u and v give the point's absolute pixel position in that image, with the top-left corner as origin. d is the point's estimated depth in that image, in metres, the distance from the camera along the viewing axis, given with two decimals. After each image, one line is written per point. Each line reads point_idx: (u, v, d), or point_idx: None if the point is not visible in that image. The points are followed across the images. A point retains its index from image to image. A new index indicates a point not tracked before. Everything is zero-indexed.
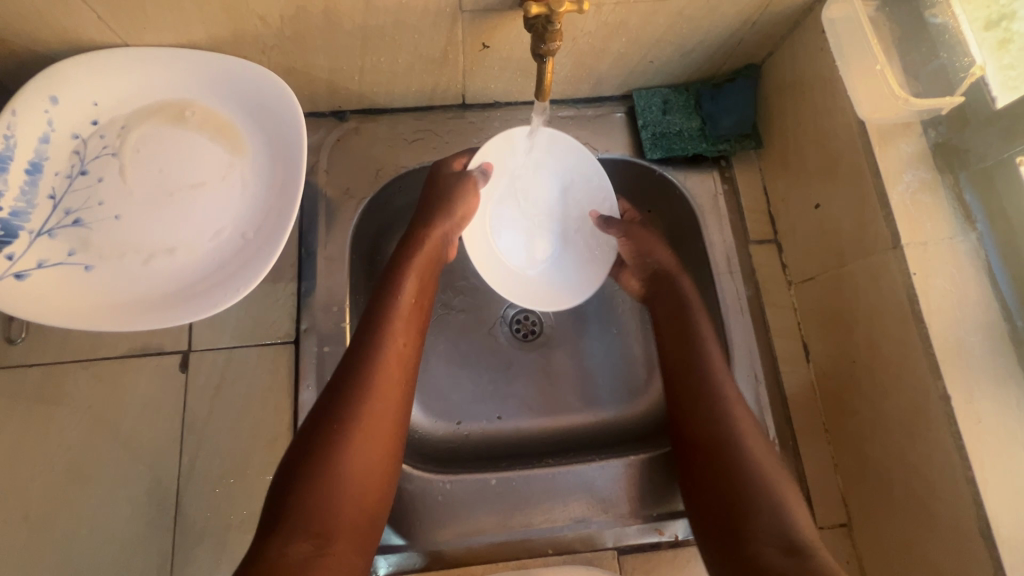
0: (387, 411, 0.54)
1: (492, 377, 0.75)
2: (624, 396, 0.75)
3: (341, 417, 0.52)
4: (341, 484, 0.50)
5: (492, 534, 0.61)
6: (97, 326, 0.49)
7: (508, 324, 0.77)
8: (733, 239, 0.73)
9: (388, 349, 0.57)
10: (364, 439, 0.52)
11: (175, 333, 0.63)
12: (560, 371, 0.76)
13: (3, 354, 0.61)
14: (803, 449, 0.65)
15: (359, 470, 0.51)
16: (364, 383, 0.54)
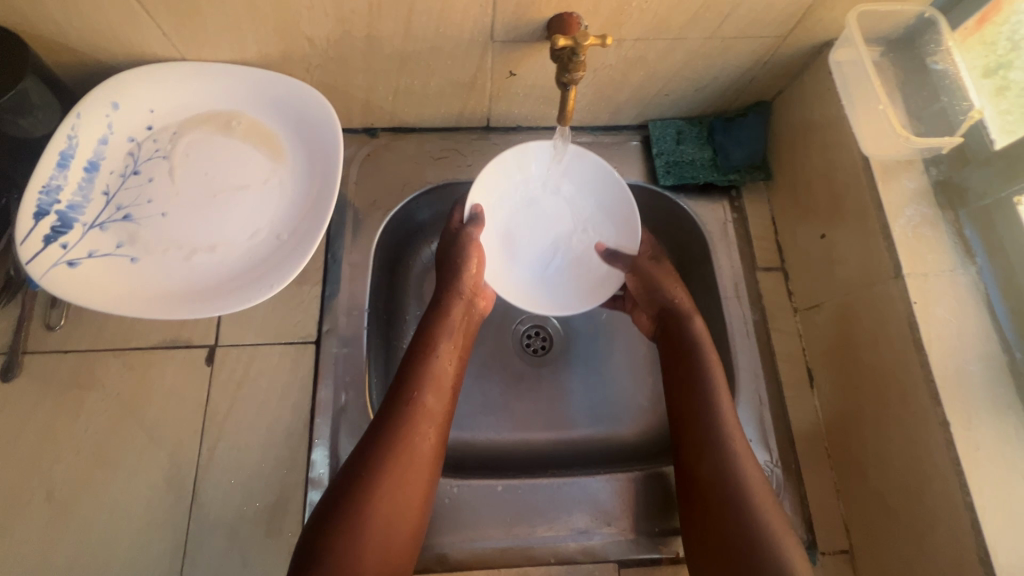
0: (411, 498, 0.57)
1: (502, 389, 0.77)
2: (631, 414, 0.77)
3: (377, 454, 0.56)
4: (378, 514, 0.54)
5: (495, 539, 0.62)
6: (137, 313, 0.52)
7: (519, 339, 0.80)
8: (741, 265, 0.75)
9: (416, 429, 0.59)
10: (382, 529, 0.54)
11: (204, 327, 0.67)
12: (567, 386, 0.78)
13: (42, 340, 0.65)
14: (806, 474, 0.66)
15: (393, 503, 0.55)
16: (384, 473, 0.56)
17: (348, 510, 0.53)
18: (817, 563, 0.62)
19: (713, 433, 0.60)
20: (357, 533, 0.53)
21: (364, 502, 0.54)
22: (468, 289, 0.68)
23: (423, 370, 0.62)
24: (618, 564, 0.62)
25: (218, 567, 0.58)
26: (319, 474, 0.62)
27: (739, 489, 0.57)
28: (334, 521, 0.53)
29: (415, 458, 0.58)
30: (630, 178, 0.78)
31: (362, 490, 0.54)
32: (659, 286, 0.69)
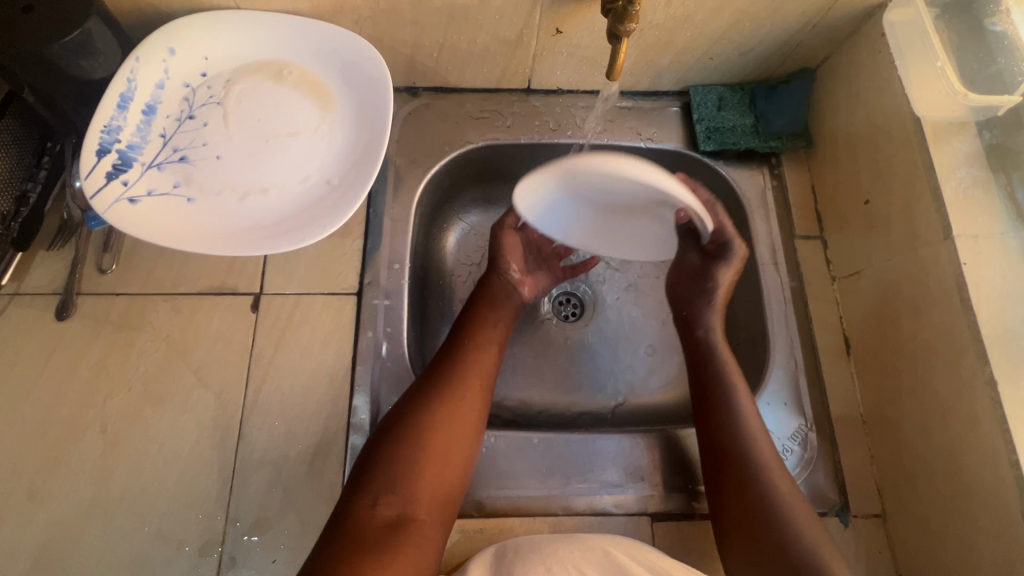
0: (460, 440, 0.58)
1: (535, 351, 0.78)
2: (662, 378, 0.78)
3: (420, 404, 0.59)
4: (422, 460, 0.56)
5: (532, 488, 0.63)
6: (196, 249, 0.53)
7: (551, 304, 0.81)
8: (779, 232, 0.75)
9: (464, 375, 0.62)
10: (433, 470, 0.56)
11: (250, 276, 0.68)
12: (599, 349, 0.79)
13: (95, 282, 0.67)
14: (840, 438, 0.66)
15: (438, 452, 0.57)
16: (431, 419, 0.58)
17: (393, 455, 0.55)
18: (850, 526, 0.62)
19: (733, 426, 0.61)
20: (411, 463, 0.55)
21: (411, 448, 0.56)
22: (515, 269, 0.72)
23: (474, 319, 0.67)
24: (651, 518, 0.63)
25: (262, 505, 0.60)
26: (360, 419, 0.64)
27: (761, 481, 0.57)
28: (389, 449, 0.56)
29: (459, 409, 0.59)
30: (669, 143, 0.78)
31: (415, 424, 0.57)
32: (694, 300, 0.71)
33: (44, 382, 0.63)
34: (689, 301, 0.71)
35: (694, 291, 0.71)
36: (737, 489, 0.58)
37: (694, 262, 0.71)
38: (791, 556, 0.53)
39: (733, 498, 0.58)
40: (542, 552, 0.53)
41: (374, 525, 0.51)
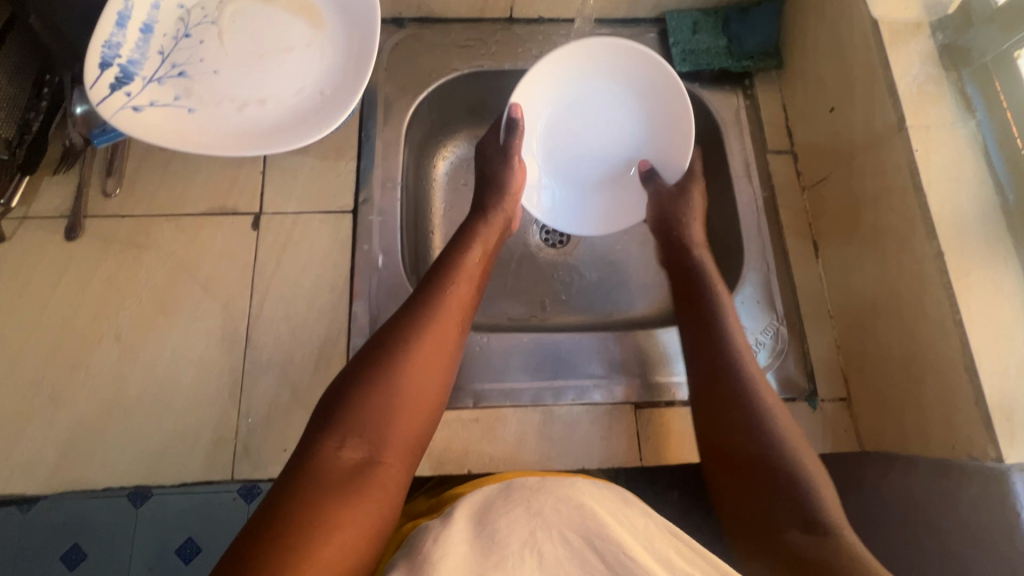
0: (428, 396, 0.55)
1: (524, 273, 0.83)
2: (645, 293, 0.82)
3: (395, 343, 0.55)
4: (397, 398, 0.52)
5: (524, 381, 0.67)
6: (202, 151, 0.57)
7: (539, 230, 0.85)
8: (752, 148, 0.79)
9: (433, 327, 0.57)
10: (404, 415, 0.52)
11: (250, 197, 0.71)
12: (586, 270, 0.83)
13: (99, 205, 0.70)
14: (809, 331, 0.71)
15: (413, 392, 0.53)
16: (406, 358, 0.54)
17: (363, 396, 0.51)
18: (817, 409, 0.68)
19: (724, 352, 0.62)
20: (378, 416, 0.51)
21: (386, 387, 0.52)
22: (497, 221, 0.71)
23: (450, 266, 0.63)
24: (634, 406, 0.67)
25: (271, 404, 0.64)
26: (360, 325, 0.68)
27: (753, 401, 0.59)
28: (353, 400, 0.51)
29: (438, 348, 0.57)
30: None
31: (382, 373, 0.53)
32: (677, 219, 0.73)
33: (57, 297, 0.66)
34: (682, 223, 0.73)
35: (671, 212, 0.73)
36: (730, 435, 0.58)
37: (668, 186, 0.74)
38: (783, 498, 0.53)
39: (734, 448, 0.58)
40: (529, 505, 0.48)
41: (341, 469, 0.47)
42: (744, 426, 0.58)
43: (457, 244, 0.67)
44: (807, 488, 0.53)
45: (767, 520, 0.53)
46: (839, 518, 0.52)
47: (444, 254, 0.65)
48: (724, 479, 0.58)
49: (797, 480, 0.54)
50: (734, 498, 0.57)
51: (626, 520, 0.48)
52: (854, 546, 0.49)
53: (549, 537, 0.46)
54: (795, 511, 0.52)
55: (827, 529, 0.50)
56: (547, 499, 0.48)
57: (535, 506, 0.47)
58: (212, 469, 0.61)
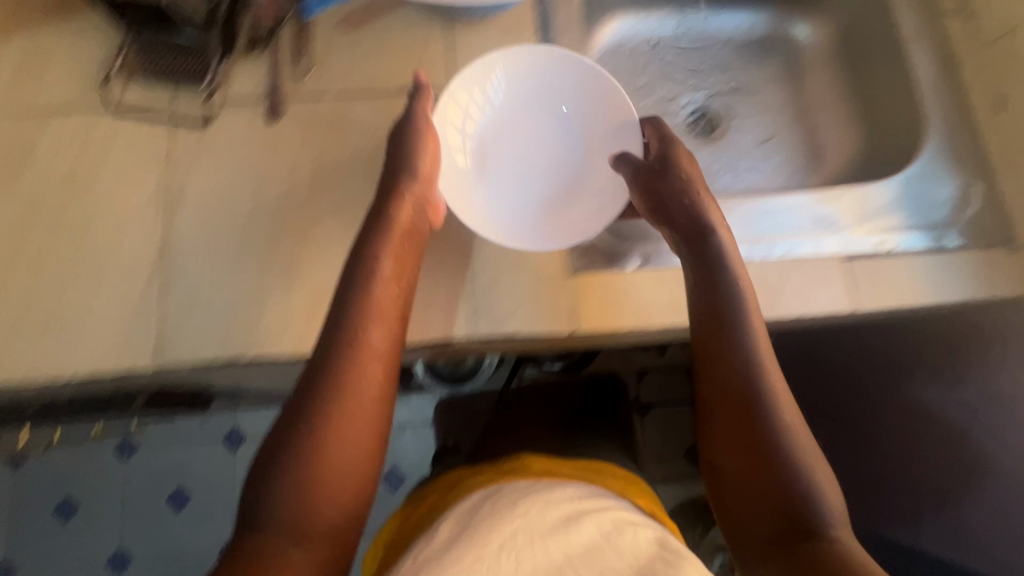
0: (360, 438, 0.53)
1: None
2: (787, 169, 0.89)
3: (308, 412, 0.53)
4: (319, 472, 0.51)
5: (732, 240, 0.69)
6: None
7: (683, 119, 0.92)
8: (924, 12, 0.79)
9: (359, 373, 0.54)
10: (327, 499, 0.51)
11: (441, 74, 0.72)
12: (729, 154, 0.90)
13: (295, 86, 0.70)
14: (998, 182, 0.72)
15: (338, 457, 0.52)
16: (325, 428, 0.52)
17: (291, 472, 0.51)
18: (1014, 251, 0.69)
19: (722, 327, 0.58)
20: (306, 483, 0.51)
21: (312, 463, 0.51)
22: (397, 224, 0.61)
23: (360, 312, 0.57)
24: (843, 257, 0.68)
25: (496, 266, 0.66)
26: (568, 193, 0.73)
27: (773, 433, 0.53)
28: (280, 476, 0.51)
29: (348, 408, 0.53)
30: None
31: (315, 443, 0.51)
32: (662, 192, 0.65)
33: (272, 176, 0.67)
34: (683, 208, 0.64)
35: (654, 183, 0.66)
36: (742, 480, 0.53)
37: (650, 165, 0.67)
38: (813, 540, 0.49)
39: (748, 486, 0.53)
40: (515, 510, 0.53)
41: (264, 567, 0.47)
42: (744, 448, 0.54)
43: (357, 268, 0.59)
44: (812, 517, 0.50)
45: (778, 531, 0.51)
46: (840, 524, 0.50)
47: (343, 291, 0.58)
48: (734, 508, 0.54)
49: (803, 520, 0.50)
50: (745, 545, 0.52)
51: (617, 541, 0.51)
52: (852, 555, 0.47)
53: (527, 542, 0.49)
54: (796, 519, 0.50)
55: (821, 533, 0.49)
56: (588, 526, 0.51)
57: (515, 516, 0.51)
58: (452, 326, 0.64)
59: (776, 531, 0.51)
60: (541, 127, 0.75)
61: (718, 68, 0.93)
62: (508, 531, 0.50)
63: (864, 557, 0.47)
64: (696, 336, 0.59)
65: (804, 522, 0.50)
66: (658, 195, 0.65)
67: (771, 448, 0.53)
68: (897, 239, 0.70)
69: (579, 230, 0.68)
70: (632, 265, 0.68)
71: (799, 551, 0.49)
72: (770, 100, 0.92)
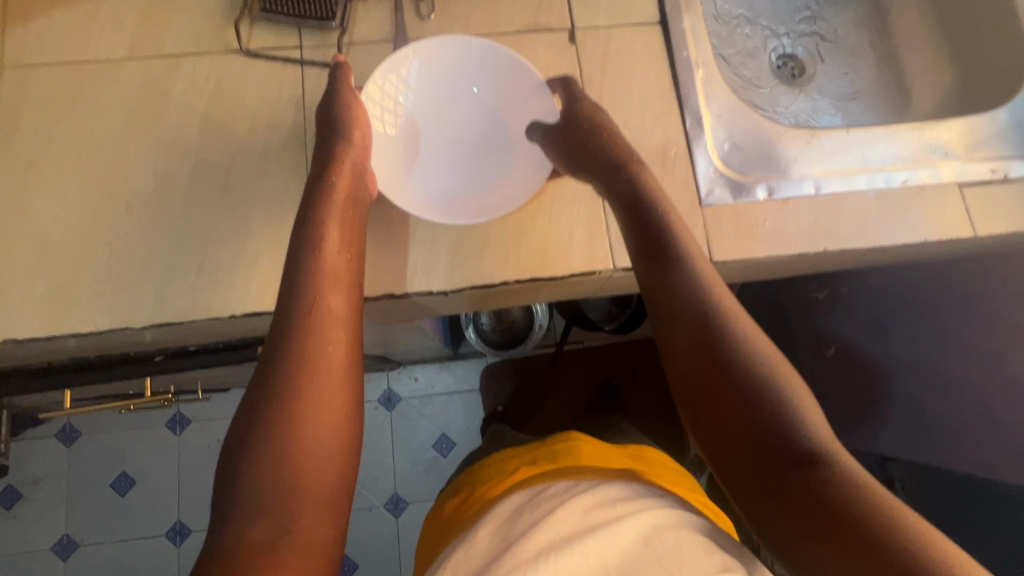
0: (331, 411, 0.48)
1: (765, 100, 0.91)
2: (878, 109, 0.91)
3: (289, 387, 0.47)
4: (300, 446, 0.45)
5: (854, 170, 0.70)
6: None
7: (773, 64, 0.93)
8: None
9: (323, 350, 0.49)
10: (310, 467, 0.46)
11: (561, 14, 0.72)
12: (819, 97, 0.92)
13: (418, 29, 0.70)
14: None
15: (315, 428, 0.46)
16: (292, 402, 0.46)
17: (246, 455, 0.45)
18: None
19: (663, 280, 0.55)
20: (281, 475, 0.44)
21: (284, 437, 0.45)
22: (338, 191, 0.58)
23: (306, 283, 0.52)
24: (959, 182, 0.70)
25: None
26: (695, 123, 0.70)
27: (743, 377, 0.49)
28: (258, 463, 0.45)
29: (326, 373, 0.48)
30: None
31: (296, 425, 0.46)
32: (578, 153, 0.63)
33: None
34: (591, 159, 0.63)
35: (575, 143, 0.64)
36: (723, 433, 0.49)
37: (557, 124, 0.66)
38: (798, 479, 0.45)
39: (732, 437, 0.49)
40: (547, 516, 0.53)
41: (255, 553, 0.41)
42: (727, 402, 0.49)
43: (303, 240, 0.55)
44: (790, 444, 0.47)
45: (767, 468, 0.47)
46: (830, 441, 0.47)
47: (293, 262, 0.53)
48: (733, 472, 0.49)
49: (792, 454, 0.46)
50: (747, 498, 0.48)
51: (657, 536, 0.51)
52: (847, 475, 0.45)
53: (578, 544, 0.49)
54: (785, 452, 0.47)
55: (813, 461, 0.46)
56: (627, 528, 0.51)
57: (550, 520, 0.52)
58: (592, 259, 0.65)
59: (768, 481, 0.46)
60: (452, 111, 0.72)
61: (802, 15, 0.95)
62: (545, 538, 0.50)
63: (862, 476, 0.45)
64: (653, 292, 0.56)
65: (785, 463, 0.46)
66: (567, 136, 0.65)
67: (749, 396, 0.49)
68: (1016, 164, 0.71)
69: (488, 208, 0.66)
70: (764, 196, 0.68)
71: (787, 489, 0.45)
72: (855, 46, 0.94)
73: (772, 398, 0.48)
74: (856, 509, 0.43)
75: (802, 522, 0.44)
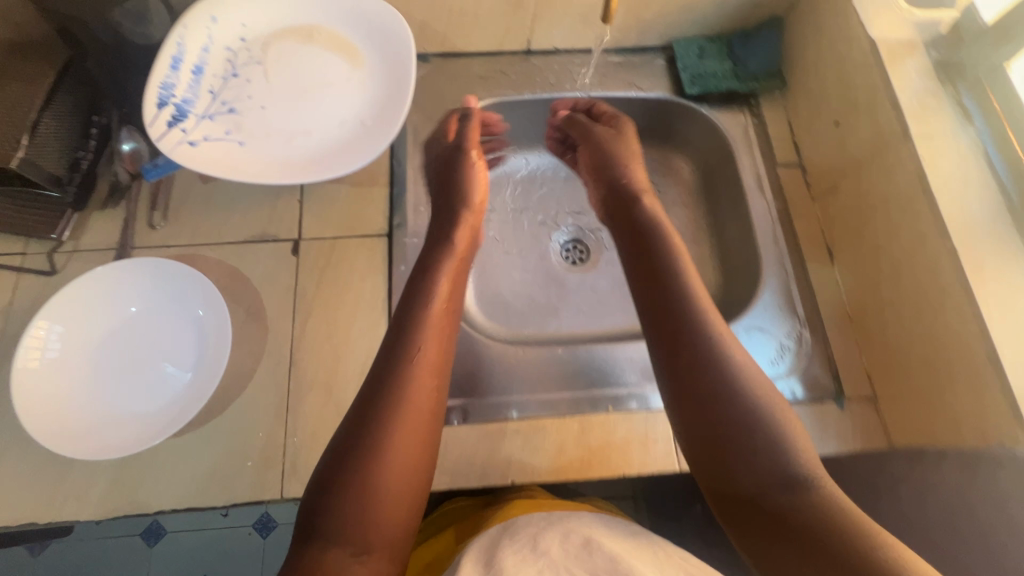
0: (415, 458, 0.48)
1: (546, 290, 0.86)
2: None
3: (377, 416, 0.48)
4: (382, 478, 0.46)
5: (560, 390, 0.71)
6: (264, 180, 0.63)
7: (559, 250, 0.89)
8: (761, 162, 0.84)
9: (417, 376, 0.52)
10: (392, 479, 0.47)
11: (289, 224, 0.75)
12: (605, 288, 0.86)
13: (146, 236, 0.73)
14: (830, 335, 0.74)
15: (399, 467, 0.47)
16: (386, 429, 0.48)
17: (345, 479, 0.45)
18: (845, 409, 0.70)
19: (681, 323, 0.54)
20: (363, 508, 0.45)
21: (376, 456, 0.46)
22: (457, 249, 0.66)
23: (415, 314, 0.56)
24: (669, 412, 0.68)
25: (316, 422, 0.65)
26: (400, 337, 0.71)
27: (770, 432, 0.48)
28: (328, 464, 0.47)
29: (410, 409, 0.50)
30: (657, 92, 0.87)
31: (372, 454, 0.47)
32: (611, 146, 0.75)
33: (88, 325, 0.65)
34: (624, 162, 0.73)
35: (609, 142, 0.75)
36: (743, 466, 0.47)
37: (607, 129, 0.77)
38: (834, 541, 0.41)
39: (745, 475, 0.47)
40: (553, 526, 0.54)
41: None
42: (738, 429, 0.48)
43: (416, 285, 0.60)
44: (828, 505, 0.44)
45: (779, 516, 0.44)
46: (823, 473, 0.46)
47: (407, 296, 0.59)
48: (745, 516, 0.46)
49: (800, 483, 0.45)
50: (752, 537, 0.45)
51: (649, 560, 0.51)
52: (826, 501, 0.44)
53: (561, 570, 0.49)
54: (782, 475, 0.46)
55: (807, 484, 0.45)
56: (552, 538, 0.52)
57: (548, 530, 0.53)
58: (260, 489, 0.61)
59: (796, 526, 0.43)
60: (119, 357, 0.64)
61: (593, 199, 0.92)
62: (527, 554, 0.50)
63: (866, 519, 0.43)
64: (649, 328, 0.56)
65: (820, 527, 0.43)
66: (602, 153, 0.75)
67: (751, 424, 0.48)
68: None
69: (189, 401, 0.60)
70: (452, 419, 0.67)
71: (828, 539, 0.42)
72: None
73: (777, 429, 0.48)
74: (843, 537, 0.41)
75: (803, 556, 0.42)
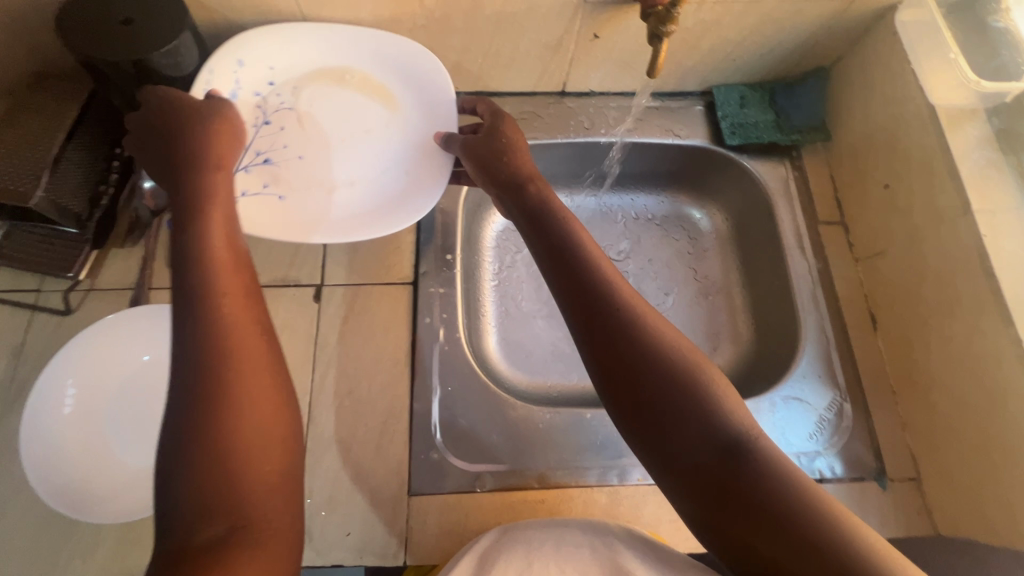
0: (266, 419, 0.41)
1: (572, 339, 0.82)
2: None
3: (217, 375, 0.41)
4: (236, 443, 0.39)
5: (588, 460, 0.67)
6: (311, 241, 0.64)
7: None
8: (802, 218, 0.80)
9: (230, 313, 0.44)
10: (246, 450, 0.39)
11: (311, 269, 0.72)
12: None
13: (165, 277, 0.70)
14: (873, 408, 0.70)
15: (248, 419, 0.40)
16: (229, 389, 0.40)
17: (188, 458, 0.38)
18: (887, 489, 0.66)
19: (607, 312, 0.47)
20: (217, 476, 0.38)
21: (225, 419, 0.39)
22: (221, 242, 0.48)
23: (189, 254, 0.46)
24: None
25: (332, 483, 0.62)
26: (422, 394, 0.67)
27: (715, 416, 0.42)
28: (177, 454, 0.38)
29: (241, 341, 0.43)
30: (695, 140, 0.83)
31: (211, 418, 0.39)
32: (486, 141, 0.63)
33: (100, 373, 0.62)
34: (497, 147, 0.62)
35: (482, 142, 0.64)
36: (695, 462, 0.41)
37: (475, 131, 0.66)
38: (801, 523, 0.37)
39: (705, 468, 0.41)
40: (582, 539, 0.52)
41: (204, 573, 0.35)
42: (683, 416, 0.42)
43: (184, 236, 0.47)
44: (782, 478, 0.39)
45: (750, 505, 0.39)
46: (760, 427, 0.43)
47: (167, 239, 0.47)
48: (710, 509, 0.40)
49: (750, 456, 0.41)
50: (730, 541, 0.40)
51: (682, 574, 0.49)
52: (782, 466, 0.40)
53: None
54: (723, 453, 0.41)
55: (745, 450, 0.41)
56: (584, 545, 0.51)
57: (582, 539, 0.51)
58: None
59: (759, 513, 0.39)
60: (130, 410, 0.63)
61: (621, 244, 0.88)
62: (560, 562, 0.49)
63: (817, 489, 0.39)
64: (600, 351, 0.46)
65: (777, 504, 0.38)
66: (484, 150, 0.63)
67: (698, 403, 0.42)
68: None
69: None
70: (476, 487, 0.64)
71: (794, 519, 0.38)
72: (676, 280, 0.86)
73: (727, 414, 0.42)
74: (802, 511, 0.38)
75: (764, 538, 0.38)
